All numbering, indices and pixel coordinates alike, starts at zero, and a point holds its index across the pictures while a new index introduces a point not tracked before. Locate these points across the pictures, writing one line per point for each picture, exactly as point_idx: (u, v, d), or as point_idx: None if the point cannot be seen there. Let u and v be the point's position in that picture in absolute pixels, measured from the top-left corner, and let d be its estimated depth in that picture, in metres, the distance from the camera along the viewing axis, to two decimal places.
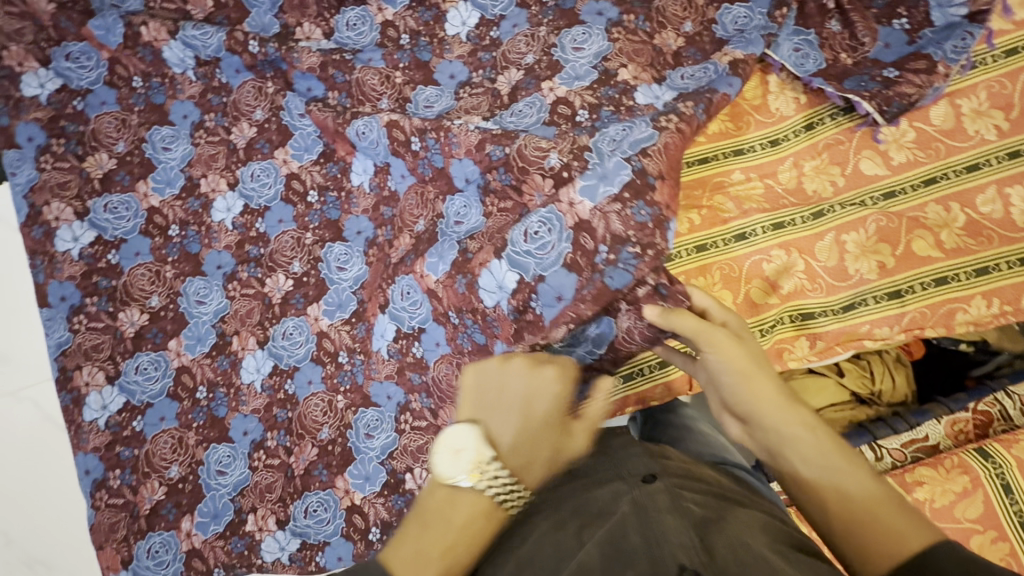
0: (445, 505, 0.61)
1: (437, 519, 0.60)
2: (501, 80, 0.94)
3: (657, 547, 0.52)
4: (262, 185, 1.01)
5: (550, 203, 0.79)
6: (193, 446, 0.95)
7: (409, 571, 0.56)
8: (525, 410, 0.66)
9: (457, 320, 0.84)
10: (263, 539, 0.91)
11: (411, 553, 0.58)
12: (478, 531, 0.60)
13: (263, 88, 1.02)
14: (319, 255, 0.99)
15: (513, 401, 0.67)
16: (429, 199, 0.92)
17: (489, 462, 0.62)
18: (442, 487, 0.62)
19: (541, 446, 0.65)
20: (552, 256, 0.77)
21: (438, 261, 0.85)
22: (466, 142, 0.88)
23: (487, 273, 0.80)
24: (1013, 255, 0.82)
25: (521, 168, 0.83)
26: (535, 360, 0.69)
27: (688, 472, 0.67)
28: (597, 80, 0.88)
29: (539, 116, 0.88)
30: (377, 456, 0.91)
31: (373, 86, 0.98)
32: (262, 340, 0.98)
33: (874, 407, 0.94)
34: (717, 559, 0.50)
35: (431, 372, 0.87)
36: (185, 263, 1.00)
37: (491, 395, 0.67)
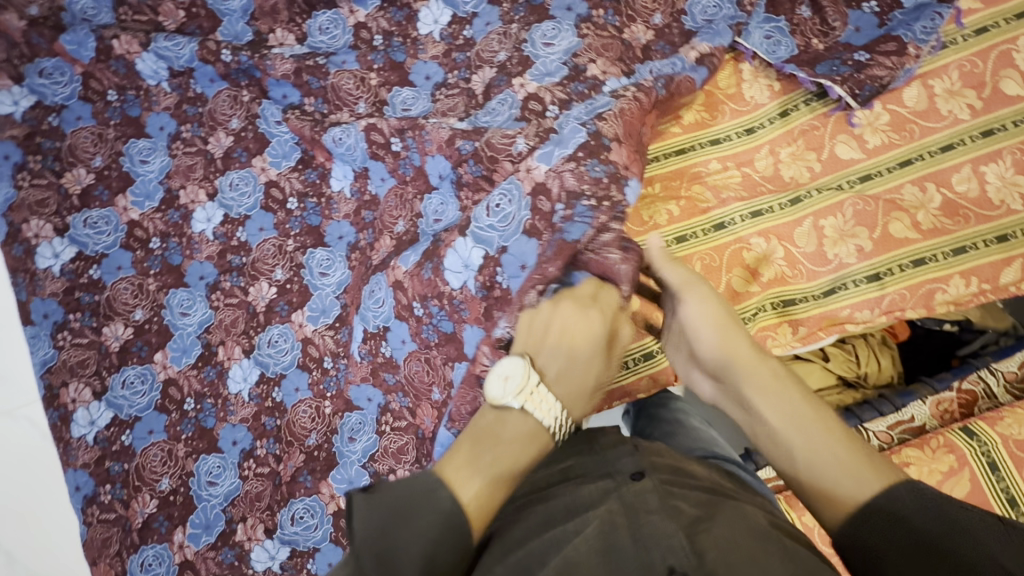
0: (495, 425, 0.65)
1: (488, 436, 0.64)
2: (476, 80, 0.93)
3: (645, 550, 0.52)
4: (241, 194, 1.01)
5: (510, 176, 0.81)
6: (183, 458, 0.95)
7: (460, 482, 0.60)
8: (571, 347, 0.70)
9: (422, 311, 0.85)
10: (252, 548, 0.91)
11: (462, 466, 0.61)
12: (524, 451, 0.64)
13: (239, 96, 1.02)
14: (301, 262, 0.99)
15: (564, 337, 0.71)
16: (408, 200, 0.93)
17: (539, 387, 0.66)
18: (492, 410, 0.66)
19: (583, 378, 0.70)
20: (513, 226, 0.78)
21: (410, 253, 0.87)
22: (438, 137, 0.89)
23: (451, 252, 0.81)
24: (990, 234, 0.82)
25: (490, 157, 0.84)
26: (584, 302, 0.73)
27: (676, 467, 0.67)
28: (568, 76, 0.87)
29: (511, 112, 0.87)
30: (359, 459, 0.91)
31: (349, 91, 0.97)
32: (247, 349, 0.98)
33: (860, 390, 0.94)
34: (707, 560, 0.50)
35: (403, 370, 0.88)
36: (168, 276, 1.00)
37: (545, 331, 0.71)
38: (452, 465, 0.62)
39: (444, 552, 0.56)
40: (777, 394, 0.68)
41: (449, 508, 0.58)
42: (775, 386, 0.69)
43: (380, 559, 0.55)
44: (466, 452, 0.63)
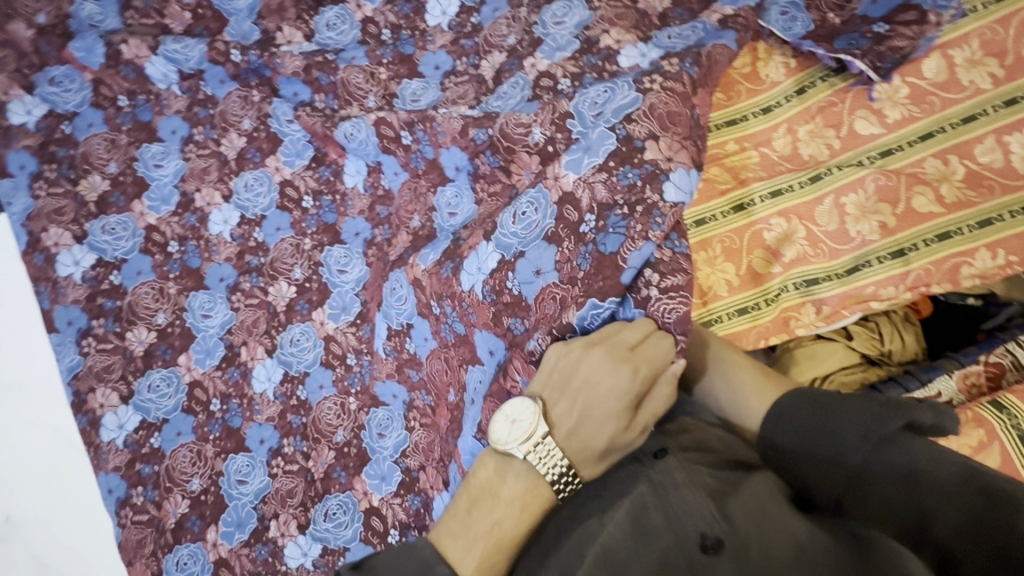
0: (494, 477, 0.63)
1: (487, 493, 0.62)
2: (484, 65, 0.93)
3: (676, 524, 0.55)
4: (256, 194, 1.01)
5: (539, 182, 0.79)
6: (212, 458, 0.96)
7: (459, 547, 0.59)
8: (587, 400, 0.63)
9: (439, 311, 0.85)
10: (285, 544, 0.93)
11: (456, 529, 0.60)
12: (523, 513, 0.61)
13: (249, 97, 1.02)
14: (319, 260, 0.99)
15: (581, 388, 0.64)
16: (421, 193, 0.93)
17: (546, 438, 0.61)
18: (495, 458, 0.64)
19: (596, 436, 0.62)
20: (535, 233, 0.77)
21: (429, 252, 0.87)
22: (451, 129, 0.89)
23: (472, 255, 0.80)
24: (1015, 204, 0.81)
25: (507, 147, 0.85)
26: (611, 344, 0.66)
27: (700, 443, 0.68)
28: (579, 49, 0.87)
29: (522, 95, 0.87)
30: (392, 455, 0.92)
31: (359, 85, 0.97)
32: (270, 349, 0.99)
33: (884, 367, 0.93)
34: (737, 527, 0.54)
35: (426, 367, 0.89)
36: (188, 279, 1.01)
37: (567, 376, 0.65)
38: (447, 529, 0.61)
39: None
40: (719, 358, 0.77)
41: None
42: (723, 356, 0.77)
43: None
44: (465, 513, 0.61)
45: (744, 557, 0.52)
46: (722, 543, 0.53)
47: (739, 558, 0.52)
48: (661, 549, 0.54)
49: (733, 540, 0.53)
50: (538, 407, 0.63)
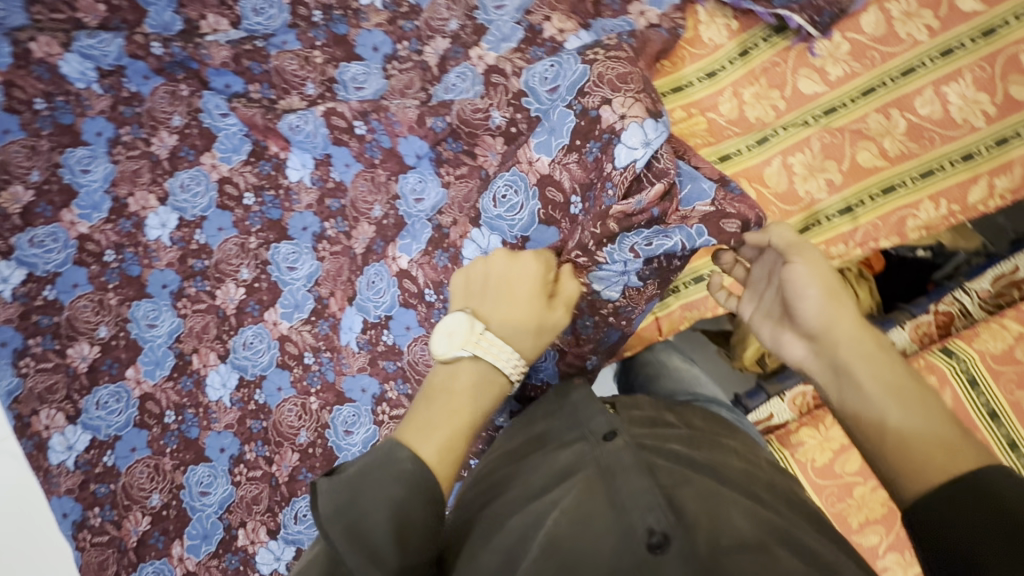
0: (447, 380, 0.60)
1: (441, 392, 0.59)
2: (428, 52, 0.89)
3: (624, 511, 0.52)
4: (194, 194, 0.96)
5: (511, 165, 0.79)
6: (171, 471, 0.93)
7: (417, 436, 0.56)
8: (510, 289, 0.62)
9: (435, 297, 0.86)
10: (256, 551, 0.90)
11: (422, 420, 0.57)
12: (482, 396, 0.59)
13: (177, 92, 0.96)
14: (267, 258, 0.95)
15: (498, 284, 0.63)
16: (382, 182, 0.91)
17: (485, 332, 0.60)
18: (443, 366, 0.61)
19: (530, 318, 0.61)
20: (525, 216, 0.78)
21: (411, 242, 0.88)
22: (406, 117, 0.87)
23: (468, 243, 0.82)
24: (954, 153, 0.82)
25: (469, 133, 0.83)
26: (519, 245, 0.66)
27: (653, 419, 0.67)
28: (525, 39, 0.84)
29: (475, 90, 0.83)
30: (360, 450, 0.90)
31: (294, 72, 0.92)
32: (223, 354, 0.95)
33: None
34: (685, 516, 0.51)
35: (407, 356, 0.88)
36: (128, 288, 0.96)
37: (486, 279, 0.64)
38: (410, 422, 0.58)
39: (415, 507, 0.51)
40: (877, 358, 0.59)
41: (410, 467, 0.53)
42: (882, 356, 0.59)
43: (349, 533, 0.50)
44: (427, 405, 0.58)
45: (692, 546, 0.48)
46: (669, 537, 0.49)
47: (688, 550, 0.48)
48: (608, 539, 0.50)
49: (681, 532, 0.49)
50: (466, 314, 0.61)
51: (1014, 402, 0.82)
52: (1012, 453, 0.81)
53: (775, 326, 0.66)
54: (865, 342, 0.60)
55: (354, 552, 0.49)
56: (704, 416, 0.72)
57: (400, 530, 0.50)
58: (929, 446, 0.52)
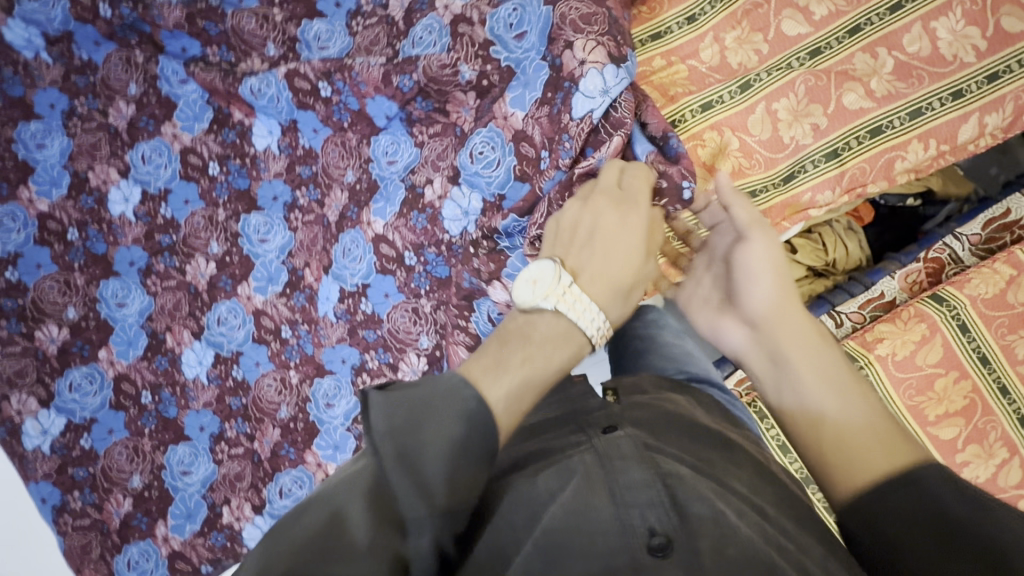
0: (525, 327, 0.57)
1: (518, 336, 0.56)
2: (394, 4, 0.83)
3: (624, 508, 0.49)
4: (157, 166, 0.92)
5: (488, 120, 0.75)
6: (151, 452, 0.91)
7: (487, 377, 0.51)
8: (606, 245, 0.61)
9: (416, 260, 0.84)
10: (243, 528, 0.88)
11: (489, 363, 0.53)
12: (560, 349, 0.56)
13: (132, 58, 0.91)
14: (237, 230, 0.92)
15: (593, 238, 0.62)
16: (353, 147, 0.87)
17: (572, 286, 0.57)
18: (521, 313, 0.58)
19: (623, 279, 0.60)
20: (502, 173, 0.76)
21: (385, 204, 0.85)
22: (371, 78, 0.83)
23: (449, 202, 0.80)
24: (943, 91, 0.78)
25: (438, 91, 0.79)
26: (616, 199, 0.64)
27: (654, 404, 0.66)
28: None
29: (443, 42, 0.77)
30: (342, 422, 0.87)
31: (253, 32, 0.87)
32: (197, 331, 0.92)
33: (830, 277, 0.94)
34: (688, 519, 0.48)
35: (386, 323, 0.87)
36: (95, 267, 0.92)
37: (577, 234, 0.62)
38: (477, 363, 0.53)
39: (474, 452, 0.47)
40: (813, 350, 0.60)
41: (475, 408, 0.48)
42: (818, 348, 0.60)
43: (401, 458, 0.44)
44: (506, 352, 0.54)
45: (692, 552, 0.46)
46: (671, 541, 0.46)
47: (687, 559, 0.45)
48: (604, 538, 0.47)
49: (683, 536, 0.47)
50: (554, 263, 0.59)
51: (1004, 346, 0.81)
52: (1003, 398, 0.80)
53: (716, 313, 0.68)
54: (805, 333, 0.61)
55: (404, 477, 0.44)
56: (710, 406, 0.71)
57: (453, 477, 0.45)
58: (872, 447, 0.52)
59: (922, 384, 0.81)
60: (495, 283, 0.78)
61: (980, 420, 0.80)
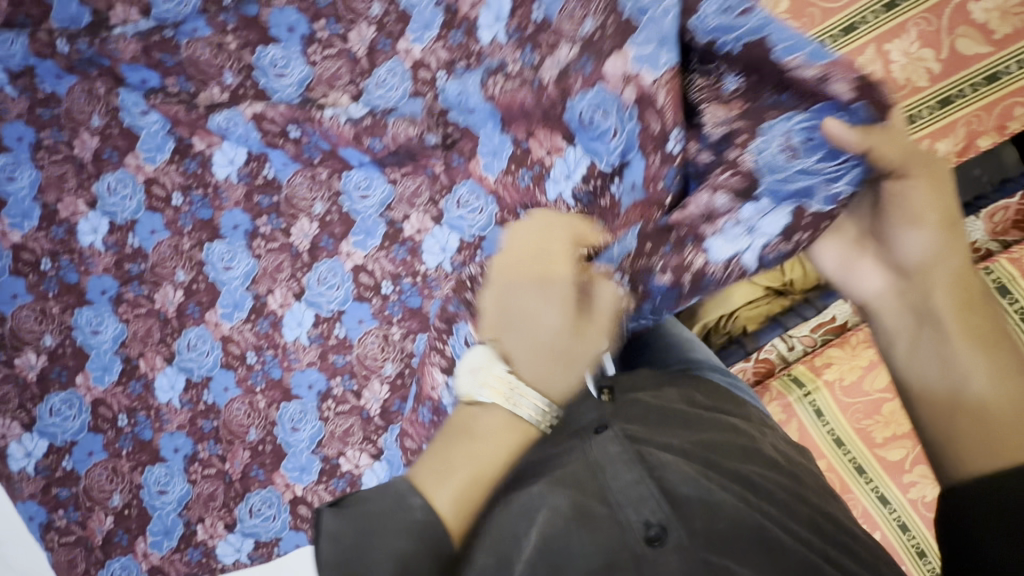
0: (465, 422, 0.52)
1: (459, 435, 0.51)
2: (354, 39, 0.86)
3: (615, 506, 0.53)
4: (122, 197, 0.94)
5: (469, 175, 0.84)
6: (129, 472, 0.95)
7: (433, 484, 0.49)
8: (533, 324, 0.49)
9: (390, 289, 0.91)
10: (216, 544, 0.93)
11: (438, 464, 0.50)
12: (498, 445, 0.50)
13: (94, 90, 0.92)
14: (201, 259, 0.94)
15: (518, 315, 0.50)
16: (321, 180, 0.92)
17: (505, 371, 0.50)
18: (464, 407, 0.52)
19: (545, 360, 0.49)
20: (484, 219, 0.83)
21: (365, 237, 0.91)
22: (342, 133, 0.87)
23: (429, 237, 0.88)
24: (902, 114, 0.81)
25: (404, 152, 0.86)
26: (545, 250, 0.50)
27: (645, 409, 0.66)
28: (444, 22, 0.79)
29: (404, 87, 0.84)
30: (308, 445, 0.91)
31: (209, 62, 0.89)
32: (168, 357, 0.95)
33: (789, 296, 0.97)
34: (679, 506, 0.52)
35: (357, 349, 0.91)
36: (69, 296, 0.95)
37: (510, 311, 0.50)
38: (425, 461, 0.51)
39: (423, 569, 0.46)
40: (949, 344, 0.50)
41: (421, 519, 0.47)
42: (955, 347, 0.50)
43: None
44: (467, 445, 0.50)
45: (687, 534, 0.49)
46: (665, 530, 0.50)
47: (687, 541, 0.49)
48: (604, 538, 0.50)
49: (677, 522, 0.50)
50: (485, 345, 0.51)
51: None
52: None
53: (852, 249, 0.55)
54: (981, 324, 0.51)
55: None
56: (707, 392, 0.72)
57: None
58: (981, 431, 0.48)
59: (869, 409, 0.85)
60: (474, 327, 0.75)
61: None
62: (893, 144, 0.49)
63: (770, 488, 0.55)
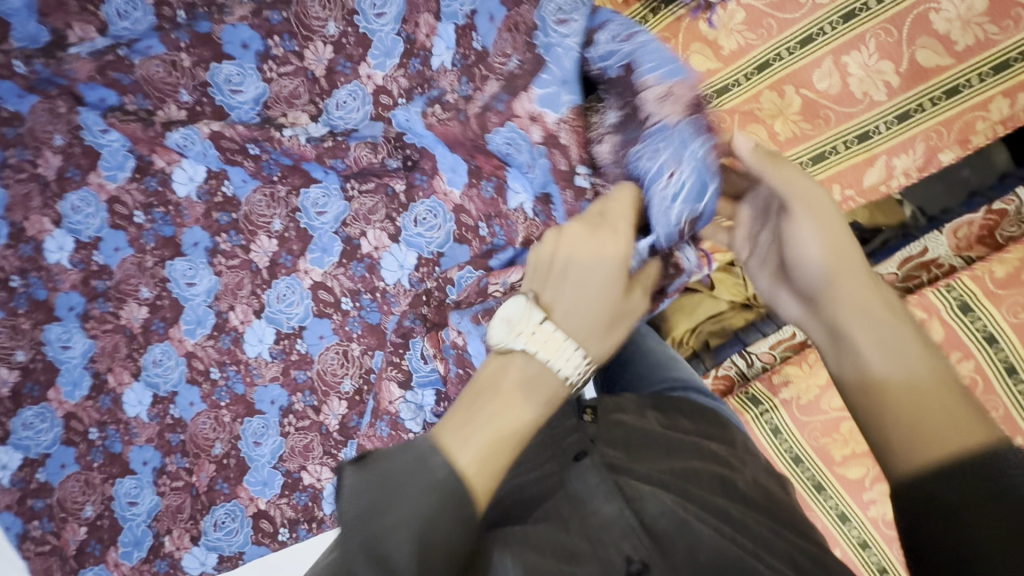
0: (494, 374, 0.53)
1: (484, 387, 0.52)
2: (310, 58, 0.85)
3: (601, 544, 0.57)
4: (86, 215, 0.95)
5: (432, 193, 0.85)
6: (100, 484, 0.97)
7: (457, 436, 0.50)
8: (589, 280, 0.53)
9: (351, 305, 0.90)
10: (183, 556, 0.95)
11: (460, 426, 0.51)
12: (530, 399, 0.51)
13: (55, 109, 0.93)
14: (164, 276, 0.95)
15: (568, 268, 0.53)
16: (280, 197, 0.92)
17: (544, 323, 0.52)
18: (493, 357, 0.54)
19: (602, 313, 0.53)
20: (441, 235, 0.84)
21: (322, 254, 0.91)
22: (303, 153, 0.87)
23: (387, 254, 0.88)
24: (848, 135, 0.95)
25: (359, 175, 0.88)
26: (602, 222, 0.56)
27: (623, 435, 0.70)
28: (405, 51, 0.80)
29: (365, 110, 0.85)
30: (270, 460, 0.93)
31: (163, 79, 0.89)
32: (135, 372, 0.97)
33: (754, 310, 1.04)
34: (661, 543, 0.57)
35: (317, 364, 0.92)
36: (38, 312, 0.97)
37: (562, 265, 0.53)
38: (450, 422, 0.51)
39: (444, 525, 0.47)
40: (879, 321, 0.55)
41: (443, 477, 0.48)
42: (890, 318, 0.55)
43: (368, 549, 0.46)
44: (479, 406, 0.51)
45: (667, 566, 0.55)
46: (646, 566, 0.55)
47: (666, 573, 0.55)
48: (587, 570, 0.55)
49: (658, 559, 0.56)
50: (527, 300, 0.54)
51: None
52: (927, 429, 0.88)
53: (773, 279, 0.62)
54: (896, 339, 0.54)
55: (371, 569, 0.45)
56: (691, 414, 0.76)
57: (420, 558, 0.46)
58: (939, 426, 0.49)
59: (828, 426, 0.90)
60: (433, 332, 0.83)
61: None
62: (786, 179, 0.58)
63: (742, 516, 0.60)
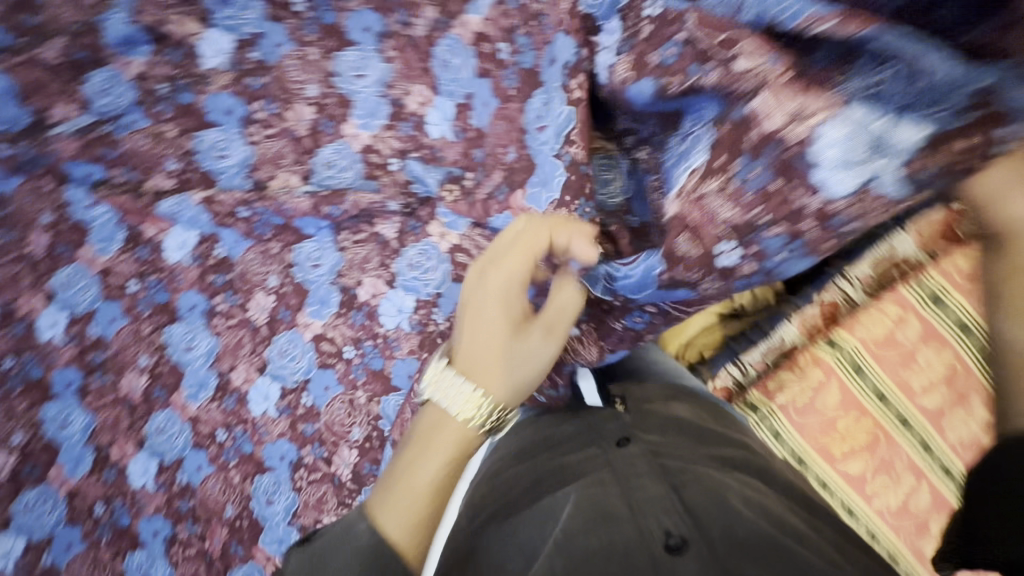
0: (434, 424, 0.73)
1: (427, 438, 0.73)
2: (292, 119, 0.88)
3: (641, 511, 0.56)
4: (79, 289, 0.89)
5: (423, 238, 0.95)
6: (110, 560, 0.92)
7: (386, 513, 0.69)
8: (481, 316, 0.74)
9: (354, 352, 0.98)
10: None
11: (384, 495, 0.71)
12: (443, 431, 0.72)
13: (39, 187, 0.86)
14: (162, 342, 0.94)
15: (473, 312, 0.75)
16: (273, 254, 0.97)
17: (444, 371, 0.74)
18: (433, 409, 0.74)
19: (495, 347, 0.74)
20: (438, 276, 0.94)
21: (321, 306, 0.98)
22: (298, 206, 0.94)
23: (385, 300, 0.97)
24: None
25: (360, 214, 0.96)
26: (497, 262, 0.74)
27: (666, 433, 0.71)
28: (391, 113, 0.87)
29: (356, 168, 0.91)
30: (284, 518, 0.98)
31: (149, 151, 0.88)
32: (138, 442, 0.94)
33: (742, 320, 1.17)
34: (704, 523, 0.54)
35: (325, 414, 0.99)
36: (35, 392, 0.86)
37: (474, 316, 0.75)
38: (375, 491, 0.72)
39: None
40: None
41: (363, 540, 0.68)
42: None
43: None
44: (411, 460, 0.72)
45: (709, 543, 0.52)
46: (686, 540, 0.52)
47: (706, 551, 0.51)
48: (627, 540, 0.53)
49: (697, 534, 0.53)
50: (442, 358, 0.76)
51: (897, 381, 1.10)
52: (909, 432, 1.07)
53: None
54: None
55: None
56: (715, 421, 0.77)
57: None
58: None
59: (819, 421, 1.08)
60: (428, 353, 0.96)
61: (882, 452, 1.06)
62: None
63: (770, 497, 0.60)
